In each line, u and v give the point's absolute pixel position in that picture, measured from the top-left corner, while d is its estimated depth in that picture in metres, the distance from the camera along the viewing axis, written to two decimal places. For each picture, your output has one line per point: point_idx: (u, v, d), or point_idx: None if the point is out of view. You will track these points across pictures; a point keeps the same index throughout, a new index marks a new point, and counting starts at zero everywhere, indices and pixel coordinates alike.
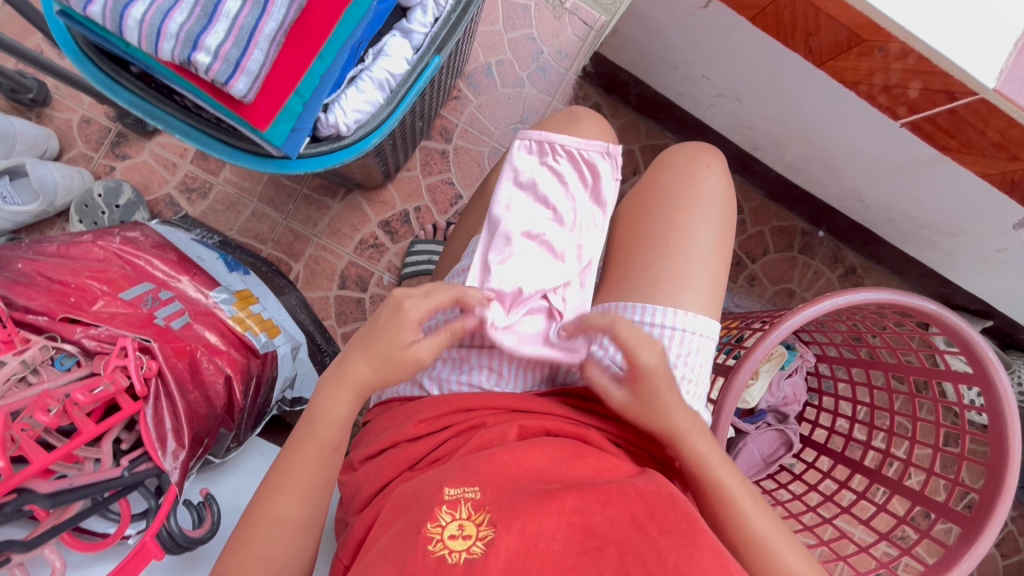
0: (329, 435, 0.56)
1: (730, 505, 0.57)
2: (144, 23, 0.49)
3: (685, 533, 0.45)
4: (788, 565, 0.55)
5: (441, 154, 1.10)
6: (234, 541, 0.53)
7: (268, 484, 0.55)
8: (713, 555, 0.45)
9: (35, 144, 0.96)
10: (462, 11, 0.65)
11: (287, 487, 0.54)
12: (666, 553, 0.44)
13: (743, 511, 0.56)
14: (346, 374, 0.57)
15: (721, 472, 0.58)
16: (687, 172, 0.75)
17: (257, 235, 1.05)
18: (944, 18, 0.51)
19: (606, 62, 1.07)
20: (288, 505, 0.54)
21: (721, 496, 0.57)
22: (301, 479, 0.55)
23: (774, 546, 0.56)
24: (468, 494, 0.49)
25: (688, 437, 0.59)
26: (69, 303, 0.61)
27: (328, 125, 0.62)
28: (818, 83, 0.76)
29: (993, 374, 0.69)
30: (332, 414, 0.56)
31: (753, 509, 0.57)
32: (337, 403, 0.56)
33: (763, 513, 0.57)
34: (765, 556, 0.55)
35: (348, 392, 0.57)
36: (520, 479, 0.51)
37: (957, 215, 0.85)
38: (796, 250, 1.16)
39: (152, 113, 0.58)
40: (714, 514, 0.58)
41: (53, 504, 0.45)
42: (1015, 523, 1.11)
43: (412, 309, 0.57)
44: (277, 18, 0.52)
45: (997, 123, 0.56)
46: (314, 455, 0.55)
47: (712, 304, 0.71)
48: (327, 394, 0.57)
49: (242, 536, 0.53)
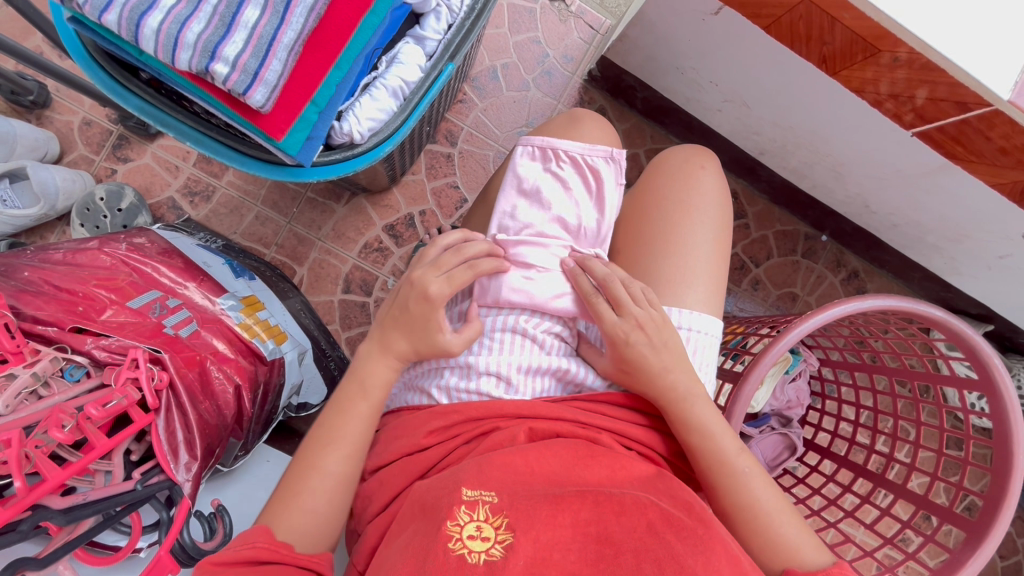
0: (374, 390, 0.61)
1: (727, 468, 0.58)
2: (161, 32, 0.48)
3: (701, 538, 0.45)
4: (781, 534, 0.55)
5: (446, 157, 1.09)
6: (284, 496, 0.55)
7: (312, 442, 0.58)
8: (729, 558, 0.44)
9: (35, 147, 0.94)
10: (475, 18, 0.65)
11: (340, 443, 0.58)
12: (684, 558, 0.43)
13: (738, 473, 0.58)
14: (393, 342, 0.63)
15: (719, 436, 0.60)
16: (683, 174, 0.74)
17: (260, 239, 1.04)
18: (957, 26, 0.51)
19: (612, 67, 1.06)
20: (337, 458, 0.57)
21: (719, 462, 0.59)
22: (350, 435, 0.58)
23: (768, 513, 0.56)
24: (485, 497, 0.48)
25: (686, 400, 0.61)
26: (77, 312, 0.60)
27: (342, 133, 0.61)
28: (827, 90, 0.76)
29: (997, 380, 0.69)
30: (382, 379, 0.62)
31: (750, 473, 0.58)
32: (384, 370, 0.62)
33: (759, 481, 0.58)
34: (760, 523, 0.56)
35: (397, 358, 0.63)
36: (535, 482, 0.51)
37: (961, 220, 0.86)
38: (799, 254, 1.17)
39: (164, 120, 0.57)
40: (711, 477, 0.59)
41: (68, 521, 0.45)
42: (1015, 524, 1.12)
43: (433, 284, 0.62)
44: (295, 28, 0.51)
45: (1004, 132, 0.56)
46: (360, 413, 0.60)
47: (713, 302, 0.71)
48: (374, 361, 0.62)
49: (295, 491, 0.55)
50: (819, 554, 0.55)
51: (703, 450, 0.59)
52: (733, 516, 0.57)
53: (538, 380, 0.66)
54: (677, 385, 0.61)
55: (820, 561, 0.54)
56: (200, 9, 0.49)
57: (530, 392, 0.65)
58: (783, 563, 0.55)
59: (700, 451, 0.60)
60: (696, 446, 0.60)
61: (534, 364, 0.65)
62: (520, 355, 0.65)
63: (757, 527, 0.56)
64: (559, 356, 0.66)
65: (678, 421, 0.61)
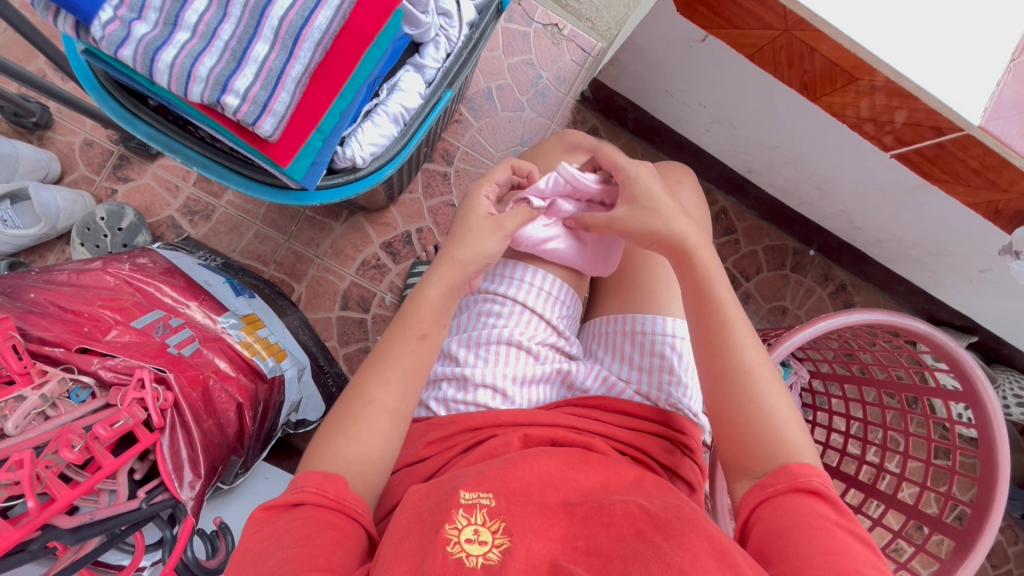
0: (423, 321, 0.59)
1: (723, 332, 0.57)
2: (175, 66, 0.50)
3: (687, 536, 0.45)
4: (768, 408, 0.53)
5: (442, 176, 1.11)
6: (333, 423, 0.55)
7: (363, 371, 0.58)
8: (716, 554, 0.44)
9: (37, 167, 0.96)
10: (473, 47, 0.69)
11: (381, 369, 0.56)
12: (670, 557, 0.43)
13: (736, 340, 0.56)
14: (446, 270, 0.60)
15: (724, 301, 0.58)
16: None
17: (259, 257, 1.05)
18: (923, 55, 0.54)
19: (603, 88, 1.10)
20: (381, 385, 0.56)
21: (719, 321, 0.57)
22: (395, 363, 0.57)
23: (760, 387, 0.55)
24: (483, 500, 0.48)
25: (695, 254, 0.60)
26: (83, 332, 0.61)
27: (345, 158, 0.64)
28: (811, 114, 0.79)
29: (981, 391, 0.71)
30: (434, 307, 0.59)
31: (747, 343, 0.56)
32: (438, 296, 0.59)
33: (757, 354, 0.56)
34: (749, 393, 0.54)
35: (438, 277, 0.60)
36: (532, 485, 0.52)
37: (943, 236, 0.88)
38: (788, 268, 1.19)
39: (171, 145, 0.59)
40: (708, 339, 0.57)
41: (76, 540, 0.47)
42: (1004, 533, 1.14)
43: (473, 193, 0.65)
44: (303, 62, 0.53)
45: (977, 153, 0.59)
46: (405, 341, 0.58)
47: None
48: (422, 288, 0.60)
49: (341, 416, 0.55)
50: (806, 449, 0.52)
51: (706, 309, 0.58)
52: (725, 379, 0.55)
53: (534, 390, 0.67)
54: (686, 234, 0.60)
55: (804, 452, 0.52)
56: (213, 44, 0.51)
57: (526, 402, 0.66)
58: (768, 440, 0.52)
59: (704, 306, 0.58)
60: (697, 301, 0.59)
61: (529, 375, 0.66)
62: (515, 366, 0.66)
63: (745, 393, 0.54)
64: (553, 366, 0.68)
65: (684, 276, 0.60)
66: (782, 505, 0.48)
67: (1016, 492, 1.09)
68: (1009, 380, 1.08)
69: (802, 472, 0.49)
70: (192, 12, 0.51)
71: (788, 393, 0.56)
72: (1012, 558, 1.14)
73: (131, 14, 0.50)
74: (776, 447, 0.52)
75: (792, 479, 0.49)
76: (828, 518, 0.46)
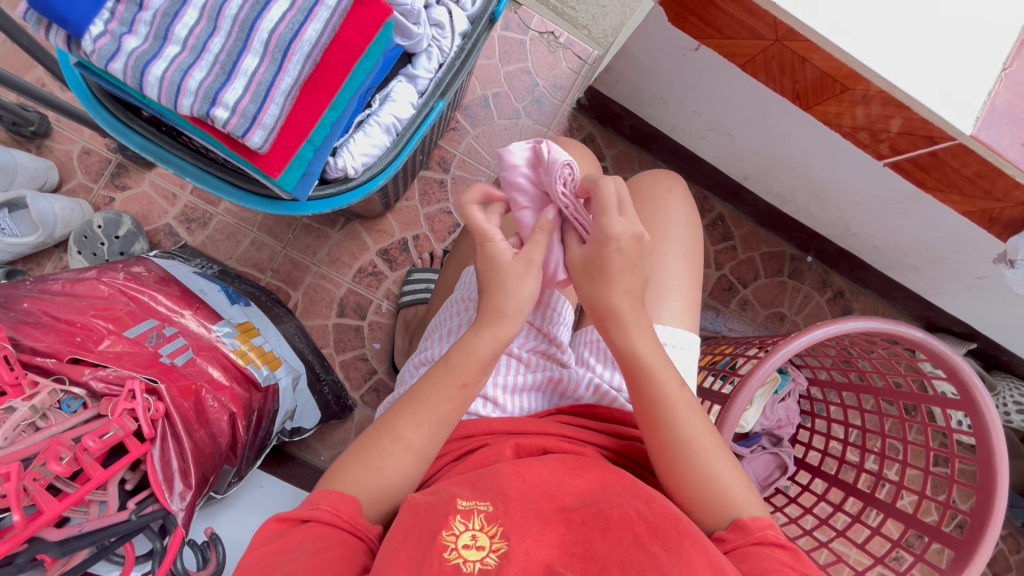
0: (468, 370, 0.55)
1: (657, 408, 0.56)
2: (164, 80, 0.50)
3: (684, 549, 0.45)
4: (710, 476, 0.54)
5: (439, 183, 1.11)
6: (359, 449, 0.55)
7: (398, 406, 0.56)
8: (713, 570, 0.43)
9: (34, 176, 0.97)
10: (465, 58, 0.69)
11: (419, 410, 0.55)
12: (667, 569, 0.43)
13: (671, 411, 0.56)
14: (489, 320, 0.56)
15: (656, 371, 0.56)
16: (652, 199, 0.77)
17: (256, 264, 1.05)
18: (916, 65, 0.54)
19: (599, 96, 1.10)
20: (414, 427, 0.55)
21: (653, 400, 0.56)
22: (433, 408, 0.55)
23: (700, 455, 0.55)
24: (480, 507, 0.49)
25: (625, 330, 0.57)
26: (75, 343, 0.61)
27: (337, 168, 0.64)
28: (806, 123, 0.80)
29: (978, 399, 0.70)
30: (480, 355, 0.56)
31: (683, 412, 0.56)
32: (486, 348, 0.55)
33: (693, 424, 0.55)
34: (690, 466, 0.54)
35: (484, 326, 0.56)
36: (528, 494, 0.51)
37: (939, 243, 0.88)
38: (785, 275, 1.19)
39: (164, 157, 0.60)
40: (643, 414, 0.57)
41: (63, 553, 0.47)
42: (1006, 541, 1.12)
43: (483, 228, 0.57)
44: (292, 75, 0.53)
45: (971, 163, 0.59)
46: (446, 387, 0.55)
47: (689, 317, 0.73)
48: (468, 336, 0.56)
49: (368, 444, 0.54)
50: (751, 502, 0.53)
51: (637, 388, 0.57)
52: (663, 456, 0.55)
53: (524, 398, 0.68)
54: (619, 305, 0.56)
55: (749, 509, 0.52)
56: (203, 58, 0.52)
57: (517, 409, 0.67)
58: (713, 504, 0.53)
59: (636, 385, 0.57)
60: (629, 379, 0.57)
61: (519, 383, 0.67)
62: (506, 373, 0.68)
63: (686, 467, 0.54)
64: (544, 375, 0.68)
65: (618, 349, 0.57)
66: (740, 555, 0.48)
67: (1017, 500, 1.08)
68: (1008, 388, 1.08)
69: (757, 528, 0.49)
70: (182, 25, 0.52)
71: (729, 452, 0.56)
72: (1015, 567, 1.12)
73: (121, 28, 0.50)
74: (722, 509, 0.53)
75: (747, 534, 0.49)
76: (784, 561, 0.47)
